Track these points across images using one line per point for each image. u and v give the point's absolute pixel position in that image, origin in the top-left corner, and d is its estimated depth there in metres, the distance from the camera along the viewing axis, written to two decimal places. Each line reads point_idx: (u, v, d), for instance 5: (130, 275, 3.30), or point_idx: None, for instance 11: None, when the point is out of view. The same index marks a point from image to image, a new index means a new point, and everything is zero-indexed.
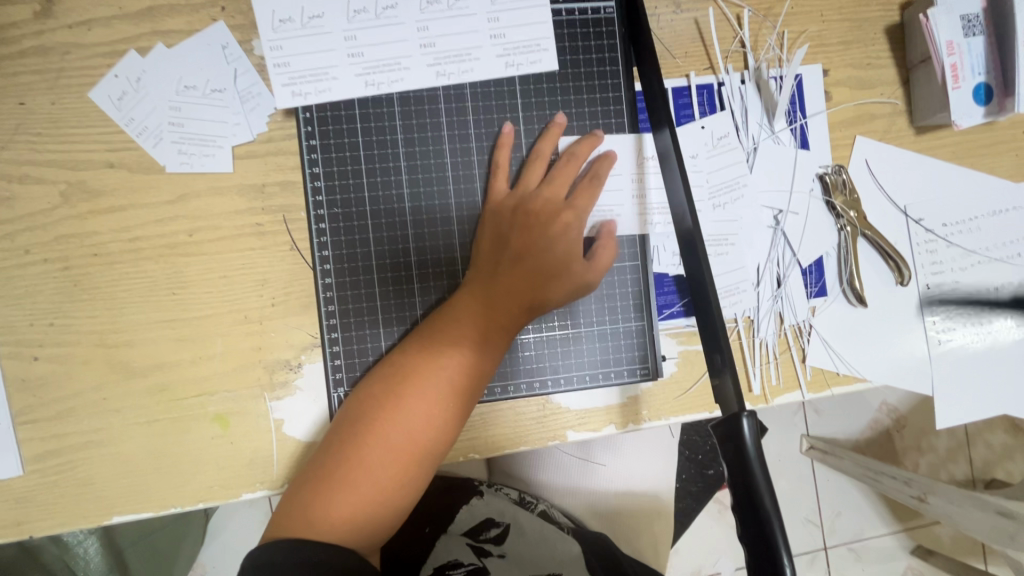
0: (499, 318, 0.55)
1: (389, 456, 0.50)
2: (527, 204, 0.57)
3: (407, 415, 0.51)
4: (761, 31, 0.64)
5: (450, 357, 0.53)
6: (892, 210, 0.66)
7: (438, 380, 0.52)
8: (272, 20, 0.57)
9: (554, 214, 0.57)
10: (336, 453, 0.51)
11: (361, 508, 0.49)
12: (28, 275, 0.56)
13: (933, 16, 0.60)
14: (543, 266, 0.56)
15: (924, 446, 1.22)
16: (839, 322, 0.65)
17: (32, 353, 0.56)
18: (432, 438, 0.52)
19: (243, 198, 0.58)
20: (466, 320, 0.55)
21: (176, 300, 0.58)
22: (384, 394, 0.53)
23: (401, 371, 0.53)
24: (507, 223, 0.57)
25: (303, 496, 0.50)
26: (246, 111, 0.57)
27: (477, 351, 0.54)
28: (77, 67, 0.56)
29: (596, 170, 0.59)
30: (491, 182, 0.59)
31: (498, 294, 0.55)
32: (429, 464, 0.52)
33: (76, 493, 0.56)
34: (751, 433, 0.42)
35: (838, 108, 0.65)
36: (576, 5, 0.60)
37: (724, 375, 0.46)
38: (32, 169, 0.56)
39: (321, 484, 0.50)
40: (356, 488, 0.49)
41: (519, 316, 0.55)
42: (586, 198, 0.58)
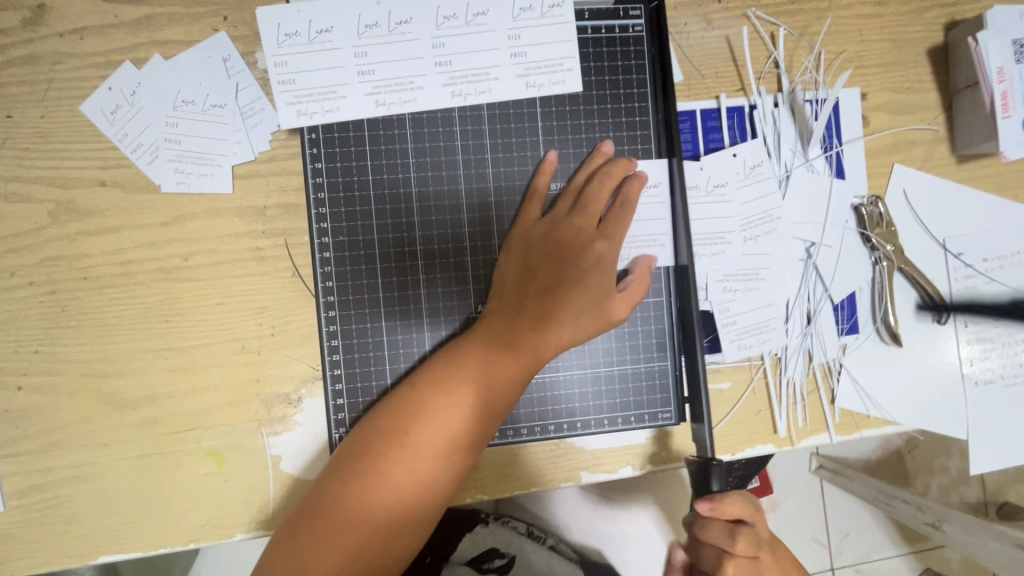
0: (521, 354, 0.51)
1: (392, 494, 0.47)
2: (556, 231, 0.54)
3: (419, 455, 0.48)
4: (796, 51, 0.60)
5: (463, 392, 0.50)
6: (930, 242, 0.62)
7: (450, 416, 0.49)
8: (276, 34, 0.53)
9: (586, 244, 0.53)
10: (336, 488, 0.47)
11: (359, 552, 0.46)
12: (12, 299, 0.53)
13: (983, 40, 0.56)
14: (569, 299, 0.52)
15: (936, 468, 1.18)
16: (872, 362, 0.62)
17: (16, 383, 0.53)
18: (439, 481, 0.48)
19: (243, 220, 0.54)
20: (483, 350, 0.51)
21: (169, 328, 0.54)
22: (392, 427, 0.49)
23: (414, 405, 0.50)
24: (533, 250, 0.54)
25: (298, 532, 0.46)
26: (248, 128, 0.54)
27: (493, 387, 0.50)
28: (69, 79, 0.53)
29: (628, 195, 0.54)
30: (525, 207, 0.55)
31: (518, 325, 0.51)
32: (433, 507, 0.49)
33: (61, 531, 0.53)
34: (717, 477, 0.49)
35: (877, 135, 0.61)
36: (602, 22, 0.56)
37: None
38: (19, 187, 0.53)
39: (317, 520, 0.46)
40: (355, 529, 0.46)
41: (542, 353, 0.51)
42: (620, 225, 0.54)
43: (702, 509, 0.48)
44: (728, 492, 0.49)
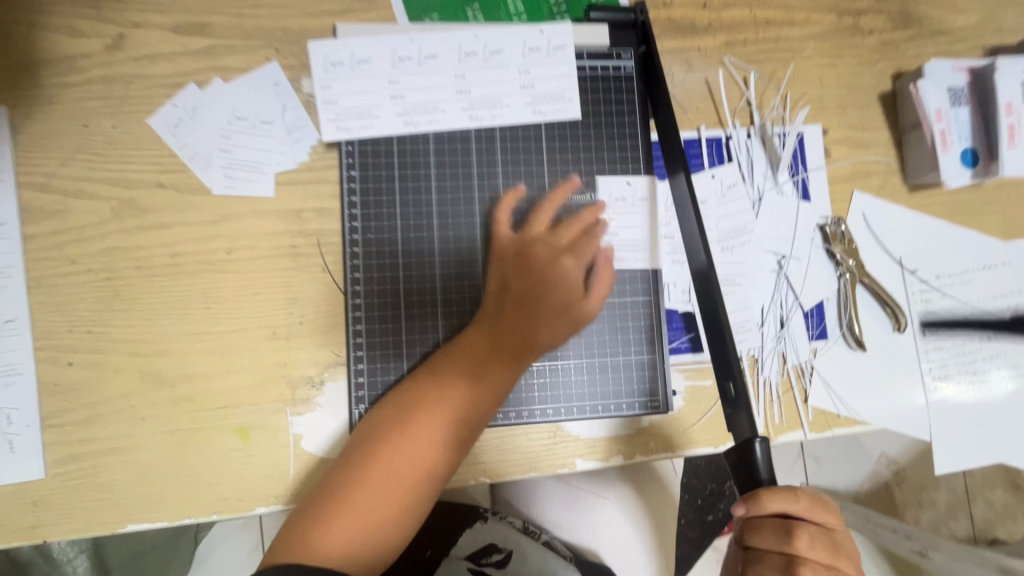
0: (501, 358, 0.57)
1: (391, 486, 0.52)
2: (535, 248, 0.60)
3: (411, 450, 0.53)
4: (766, 93, 0.70)
5: (452, 392, 0.55)
6: (888, 259, 0.70)
7: (442, 414, 0.55)
8: (324, 62, 0.62)
9: (556, 258, 0.60)
10: (339, 482, 0.52)
11: (356, 537, 0.50)
12: (72, 284, 0.59)
13: (922, 87, 0.66)
14: (545, 307, 0.59)
15: (924, 501, 1.26)
16: (841, 365, 0.68)
17: (67, 359, 0.59)
18: (434, 467, 0.54)
19: (281, 221, 0.62)
20: (468, 356, 0.57)
21: (209, 314, 0.60)
22: (390, 423, 0.55)
23: (408, 404, 0.55)
24: (512, 264, 0.60)
25: (302, 522, 0.50)
26: (292, 142, 0.62)
27: (479, 387, 0.56)
28: (139, 96, 0.62)
29: (589, 218, 0.62)
30: (495, 228, 0.62)
31: (502, 332, 0.58)
32: (427, 492, 0.54)
33: (94, 499, 0.57)
34: (763, 463, 0.44)
35: (837, 165, 0.70)
36: (598, 62, 0.66)
37: (738, 408, 0.49)
38: (87, 186, 0.60)
39: (320, 512, 0.50)
40: (351, 518, 0.50)
41: (521, 359, 0.58)
42: (587, 241, 0.61)
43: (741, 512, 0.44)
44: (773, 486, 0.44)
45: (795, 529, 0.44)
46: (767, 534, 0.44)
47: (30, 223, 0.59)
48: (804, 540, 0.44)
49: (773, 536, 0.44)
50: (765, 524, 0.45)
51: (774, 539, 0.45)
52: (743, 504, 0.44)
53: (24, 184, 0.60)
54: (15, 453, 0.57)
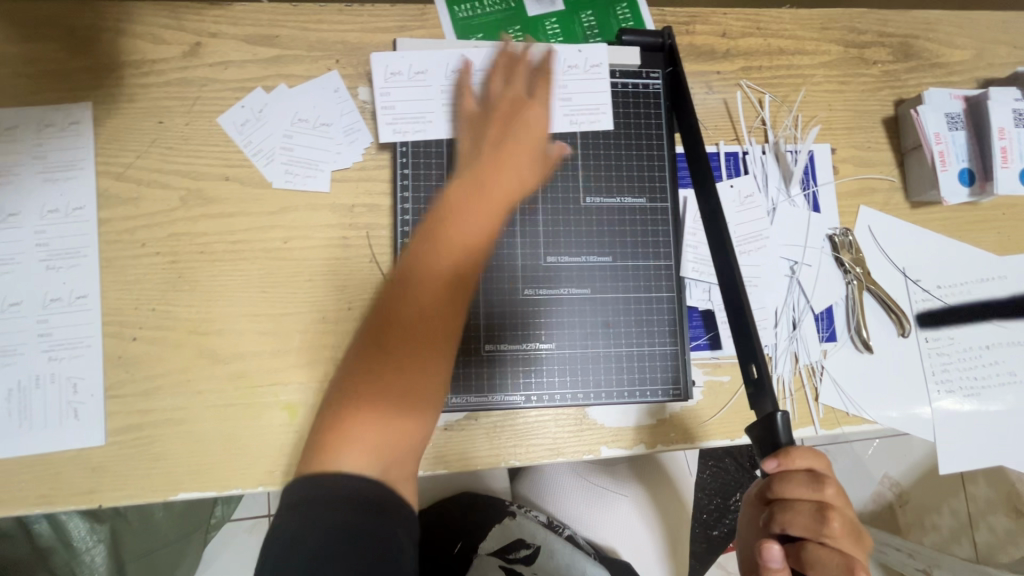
0: (435, 242, 0.57)
1: (395, 371, 0.52)
2: (486, 144, 0.63)
3: (398, 337, 0.53)
4: (779, 113, 0.76)
5: (415, 270, 0.55)
6: (893, 269, 0.75)
7: (430, 285, 0.55)
8: (384, 72, 0.68)
9: (498, 139, 0.64)
10: (350, 386, 0.53)
11: (378, 441, 0.50)
12: (140, 265, 0.64)
13: (922, 112, 0.73)
14: (496, 176, 0.61)
15: (928, 525, 1.29)
16: (850, 366, 0.72)
17: (131, 334, 0.63)
18: (437, 349, 0.54)
19: (335, 215, 0.67)
20: (418, 246, 0.57)
21: (264, 297, 0.65)
22: (382, 306, 0.55)
23: (395, 291, 0.55)
24: (474, 148, 0.64)
25: (320, 438, 0.50)
26: (347, 143, 0.68)
27: (440, 256, 0.56)
28: (211, 98, 0.68)
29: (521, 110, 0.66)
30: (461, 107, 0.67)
31: (450, 212, 0.58)
32: (432, 375, 0.53)
33: (149, 467, 0.61)
34: (782, 428, 0.47)
35: (845, 181, 0.76)
36: (629, 79, 0.72)
37: (766, 390, 0.52)
38: (159, 176, 0.66)
39: (335, 419, 0.51)
40: (364, 420, 0.50)
41: (496, 197, 0.60)
42: (525, 124, 0.65)
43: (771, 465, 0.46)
44: (793, 448, 0.46)
45: (825, 478, 0.46)
46: (800, 485, 0.46)
47: (106, 208, 0.65)
48: (830, 488, 0.46)
49: (806, 485, 0.46)
50: (795, 476, 0.46)
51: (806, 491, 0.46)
52: (776, 456, 0.46)
53: (103, 173, 0.65)
54: (79, 420, 0.61)
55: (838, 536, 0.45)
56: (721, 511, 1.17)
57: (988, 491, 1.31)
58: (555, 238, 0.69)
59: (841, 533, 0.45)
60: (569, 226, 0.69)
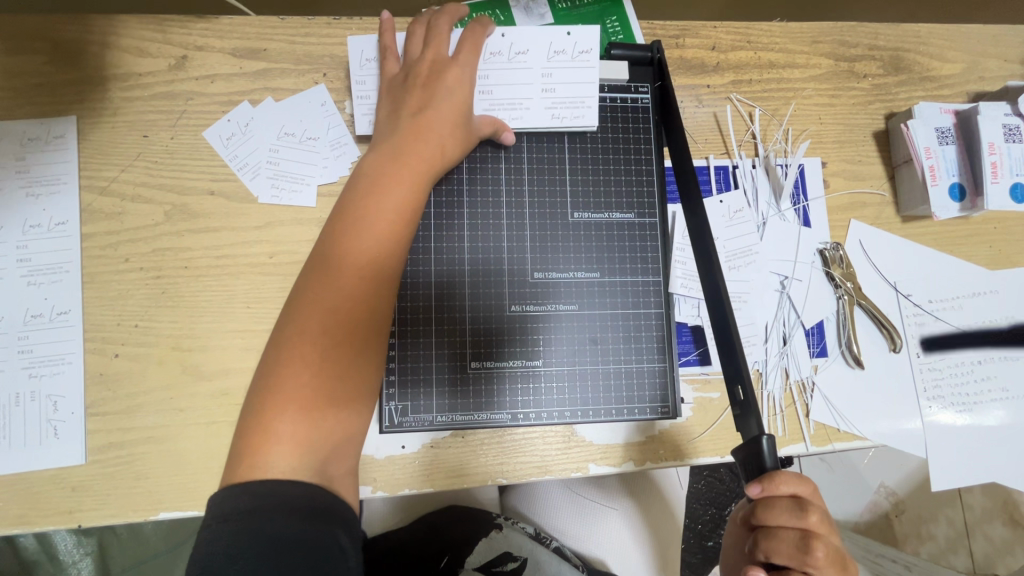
0: (347, 225, 0.56)
1: (321, 340, 0.52)
2: (411, 109, 0.63)
3: (313, 326, 0.52)
4: (769, 127, 0.76)
5: (342, 244, 0.56)
6: (884, 284, 0.75)
7: (355, 256, 0.55)
8: (359, 58, 0.68)
9: (424, 97, 0.63)
10: (273, 361, 0.52)
11: (302, 434, 0.49)
12: (123, 280, 0.63)
13: (913, 126, 0.72)
14: (424, 142, 0.61)
15: (924, 535, 1.29)
16: (841, 382, 0.72)
17: (113, 350, 0.62)
18: (366, 311, 0.54)
19: (321, 229, 0.67)
20: (337, 222, 0.57)
21: (249, 313, 0.64)
22: (305, 280, 0.55)
23: (319, 267, 0.55)
24: (398, 115, 0.63)
25: (250, 422, 0.49)
26: (334, 157, 0.67)
27: (373, 228, 0.56)
28: (197, 111, 0.67)
29: (433, 62, 0.65)
30: (383, 65, 0.66)
31: (373, 184, 0.58)
32: (364, 336, 0.54)
33: (130, 486, 0.60)
34: (768, 452, 0.46)
35: (835, 195, 0.76)
36: (618, 94, 0.72)
37: (748, 412, 0.52)
38: (144, 191, 0.65)
39: (263, 399, 0.50)
40: (291, 395, 0.50)
41: (427, 157, 0.61)
42: (451, 77, 0.64)
43: (754, 491, 0.46)
44: (779, 472, 0.46)
45: (809, 504, 0.46)
46: (782, 510, 0.46)
47: (89, 223, 0.64)
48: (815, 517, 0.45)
49: (789, 511, 0.46)
50: (778, 502, 0.46)
51: (790, 518, 0.46)
52: (759, 481, 0.46)
53: (86, 187, 0.65)
54: (59, 438, 0.60)
55: (822, 566, 0.44)
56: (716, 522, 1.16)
57: (983, 501, 1.30)
58: (543, 254, 0.68)
59: (826, 563, 0.44)
60: (560, 239, 0.69)
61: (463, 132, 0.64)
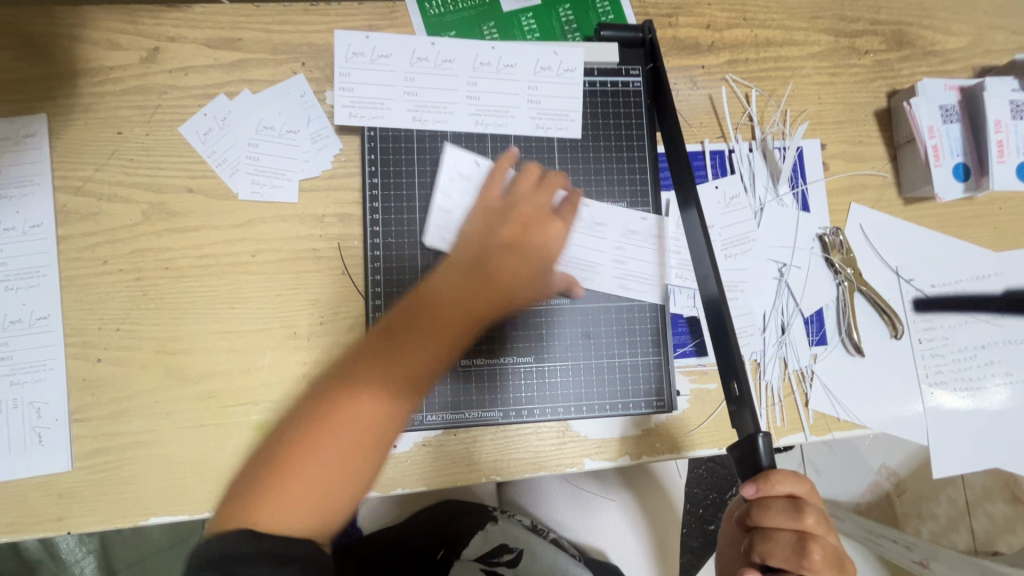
0: (430, 298, 0.54)
1: (370, 417, 0.48)
2: (509, 206, 0.60)
3: (373, 390, 0.48)
4: (766, 109, 0.73)
5: (419, 321, 0.52)
6: (885, 269, 0.73)
7: (416, 334, 0.51)
8: (346, 52, 0.65)
9: (541, 224, 0.59)
10: (312, 418, 0.47)
11: (325, 487, 0.46)
12: (103, 283, 0.62)
13: (915, 105, 0.70)
14: (501, 273, 0.56)
15: (925, 514, 1.28)
16: (840, 370, 0.70)
17: (96, 355, 0.61)
18: (404, 399, 0.50)
19: (304, 226, 0.65)
20: (423, 291, 0.54)
21: (233, 314, 0.63)
22: (373, 341, 0.51)
23: (392, 325, 0.52)
24: (500, 220, 0.60)
25: (261, 477, 0.46)
26: (315, 150, 0.65)
27: (428, 341, 0.51)
28: (172, 106, 0.65)
29: (550, 181, 0.62)
30: (486, 186, 0.63)
31: (439, 305, 0.53)
32: (396, 428, 0.50)
33: (119, 492, 0.59)
34: (763, 451, 0.46)
35: (836, 178, 0.73)
36: (608, 78, 0.69)
37: (742, 406, 0.51)
38: (120, 190, 0.63)
39: (285, 455, 0.46)
40: (314, 467, 0.46)
41: (490, 305, 0.55)
42: (543, 210, 0.60)
43: (750, 491, 0.46)
44: (775, 470, 0.46)
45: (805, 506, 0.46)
46: (778, 512, 0.46)
47: (65, 225, 0.62)
48: (812, 518, 0.46)
49: (784, 512, 0.46)
50: (774, 503, 0.47)
51: (786, 519, 0.46)
52: (754, 482, 0.46)
53: (61, 188, 0.63)
54: (45, 445, 0.59)
55: (819, 567, 0.45)
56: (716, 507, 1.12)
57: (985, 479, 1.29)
58: None
59: (823, 564, 0.45)
60: None
61: (543, 271, 0.59)
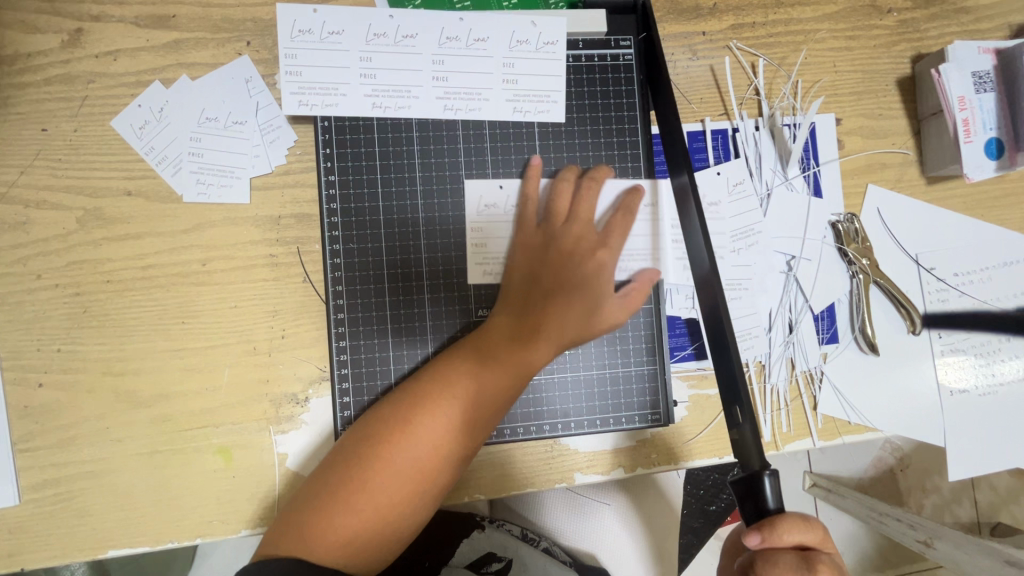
0: (485, 344, 0.54)
1: (419, 464, 0.49)
2: (551, 235, 0.58)
3: (429, 440, 0.50)
4: (775, 80, 0.65)
5: (463, 381, 0.52)
6: (904, 257, 0.66)
7: (458, 392, 0.52)
8: (291, 28, 0.57)
9: (589, 252, 0.57)
10: (364, 454, 0.49)
11: (379, 520, 0.47)
12: (39, 300, 0.56)
13: (945, 72, 0.61)
14: (565, 308, 0.56)
15: (928, 487, 1.15)
16: (852, 371, 0.65)
17: (37, 379, 0.56)
18: (449, 456, 0.50)
19: (258, 229, 0.58)
20: (479, 339, 0.55)
21: (185, 329, 0.57)
22: (418, 389, 0.52)
23: (433, 378, 0.53)
24: (539, 256, 0.57)
25: (312, 503, 0.47)
26: (266, 143, 0.58)
27: (484, 382, 0.52)
28: (101, 96, 0.57)
29: (627, 203, 0.60)
30: (521, 210, 0.60)
31: (495, 341, 0.54)
32: (436, 487, 0.50)
33: (72, 526, 0.55)
34: (771, 492, 0.43)
35: (851, 157, 0.66)
36: (595, 51, 0.62)
37: (742, 428, 0.46)
38: (50, 195, 0.57)
39: (338, 487, 0.48)
40: (366, 508, 0.47)
41: (543, 344, 0.55)
42: (619, 234, 0.59)
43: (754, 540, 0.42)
44: (783, 516, 0.42)
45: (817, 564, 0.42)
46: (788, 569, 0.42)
47: None
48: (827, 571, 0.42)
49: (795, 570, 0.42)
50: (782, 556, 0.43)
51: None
52: (759, 531, 0.42)
53: None
54: None
55: None
56: (718, 486, 0.92)
57: None
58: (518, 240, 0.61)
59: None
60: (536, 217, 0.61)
61: (596, 302, 0.57)
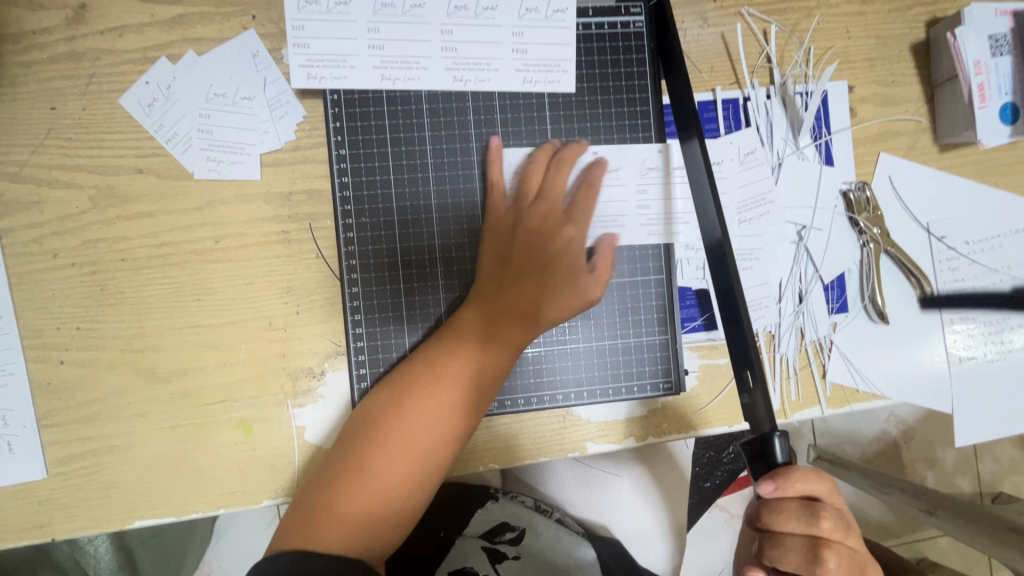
0: (474, 325, 0.55)
1: (419, 445, 0.50)
2: (526, 216, 0.59)
3: (426, 420, 0.51)
4: (787, 47, 0.64)
5: (458, 362, 0.53)
6: (914, 225, 0.66)
7: (454, 372, 0.53)
8: None
9: (558, 228, 0.59)
10: (363, 440, 0.50)
11: (385, 502, 0.48)
12: (56, 279, 0.57)
13: (960, 36, 0.60)
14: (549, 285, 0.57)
15: (929, 458, 1.11)
16: (861, 339, 0.65)
17: (58, 356, 0.57)
18: (450, 433, 0.52)
19: (270, 205, 0.58)
20: (471, 322, 0.55)
21: (200, 306, 0.58)
22: (410, 375, 0.53)
23: (426, 362, 0.54)
24: (517, 237, 0.58)
25: (319, 493, 0.48)
26: (275, 119, 0.58)
27: (480, 360, 0.54)
28: (108, 73, 0.57)
29: (591, 177, 0.60)
30: (489, 194, 0.60)
31: (486, 322, 0.55)
32: (440, 465, 0.51)
33: (100, 497, 0.56)
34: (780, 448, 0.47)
35: (864, 124, 0.65)
36: (605, 19, 0.61)
37: (755, 394, 0.49)
38: (62, 174, 0.57)
39: (341, 475, 0.49)
40: (371, 490, 0.48)
41: (529, 321, 0.56)
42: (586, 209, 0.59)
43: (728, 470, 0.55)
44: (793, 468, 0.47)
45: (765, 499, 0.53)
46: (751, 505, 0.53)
47: (5, 216, 0.56)
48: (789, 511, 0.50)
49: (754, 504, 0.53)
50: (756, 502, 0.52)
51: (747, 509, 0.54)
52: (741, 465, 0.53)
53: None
54: (16, 453, 0.56)
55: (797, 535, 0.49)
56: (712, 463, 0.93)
57: None
58: None
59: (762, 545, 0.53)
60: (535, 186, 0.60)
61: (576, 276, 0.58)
